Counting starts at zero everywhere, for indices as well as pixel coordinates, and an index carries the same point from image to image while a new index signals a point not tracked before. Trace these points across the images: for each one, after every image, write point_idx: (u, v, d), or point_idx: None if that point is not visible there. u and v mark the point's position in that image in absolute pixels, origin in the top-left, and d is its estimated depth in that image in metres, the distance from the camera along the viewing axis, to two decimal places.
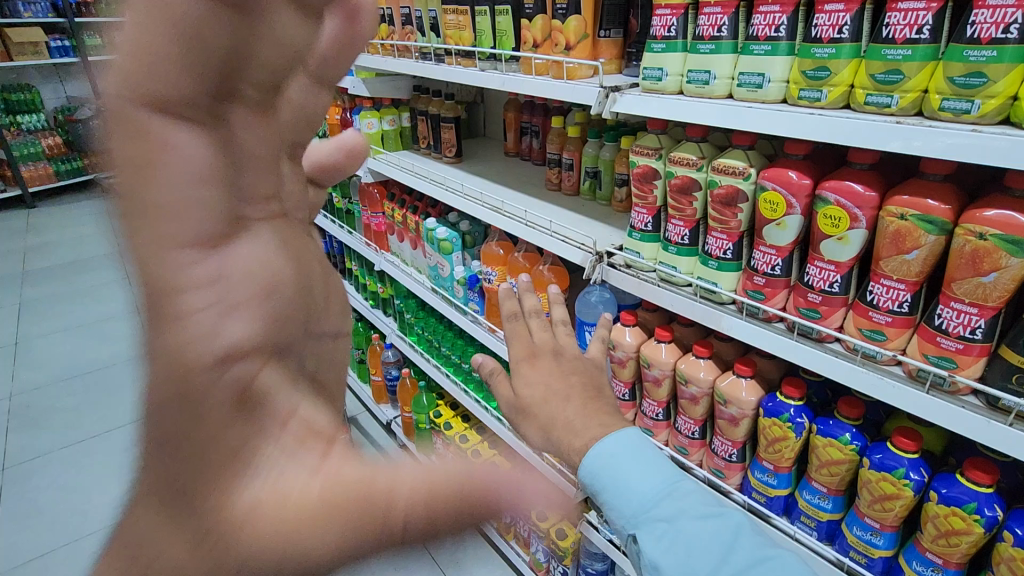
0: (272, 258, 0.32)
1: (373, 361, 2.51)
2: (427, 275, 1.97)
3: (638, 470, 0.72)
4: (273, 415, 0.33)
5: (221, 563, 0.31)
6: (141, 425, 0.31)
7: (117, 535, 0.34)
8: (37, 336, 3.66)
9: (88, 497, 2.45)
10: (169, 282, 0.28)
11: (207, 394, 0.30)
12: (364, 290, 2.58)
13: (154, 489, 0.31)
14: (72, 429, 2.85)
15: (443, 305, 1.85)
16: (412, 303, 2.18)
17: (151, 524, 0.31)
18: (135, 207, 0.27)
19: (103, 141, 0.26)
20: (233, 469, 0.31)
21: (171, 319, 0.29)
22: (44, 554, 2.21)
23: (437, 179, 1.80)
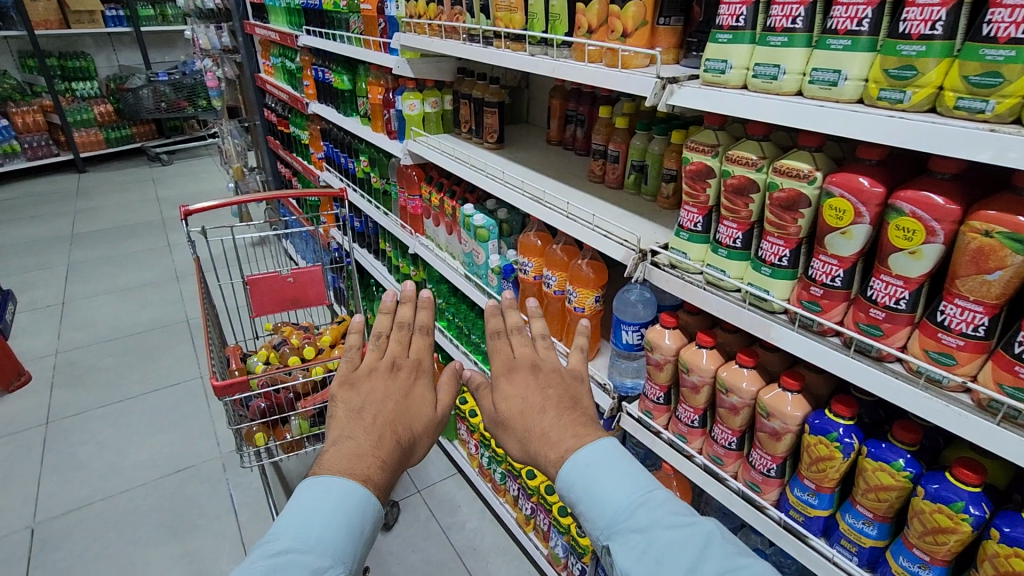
0: (409, 347, 1.24)
1: None
2: (461, 262, 1.96)
3: (612, 481, 0.85)
4: (419, 376, 1.21)
5: (415, 419, 1.14)
6: (389, 396, 1.14)
7: (374, 440, 1.06)
8: (83, 297, 3.80)
9: (124, 454, 2.55)
10: (408, 344, 1.24)
11: (422, 366, 1.22)
12: (396, 272, 2.58)
13: (393, 411, 1.11)
14: (112, 388, 2.96)
15: (477, 294, 1.84)
16: (444, 288, 2.18)
17: (391, 420, 1.10)
18: (404, 324, 1.27)
19: (404, 308, 1.30)
20: (419, 390, 1.19)
21: (409, 350, 1.23)
22: (83, 506, 2.30)
23: (475, 160, 1.77)
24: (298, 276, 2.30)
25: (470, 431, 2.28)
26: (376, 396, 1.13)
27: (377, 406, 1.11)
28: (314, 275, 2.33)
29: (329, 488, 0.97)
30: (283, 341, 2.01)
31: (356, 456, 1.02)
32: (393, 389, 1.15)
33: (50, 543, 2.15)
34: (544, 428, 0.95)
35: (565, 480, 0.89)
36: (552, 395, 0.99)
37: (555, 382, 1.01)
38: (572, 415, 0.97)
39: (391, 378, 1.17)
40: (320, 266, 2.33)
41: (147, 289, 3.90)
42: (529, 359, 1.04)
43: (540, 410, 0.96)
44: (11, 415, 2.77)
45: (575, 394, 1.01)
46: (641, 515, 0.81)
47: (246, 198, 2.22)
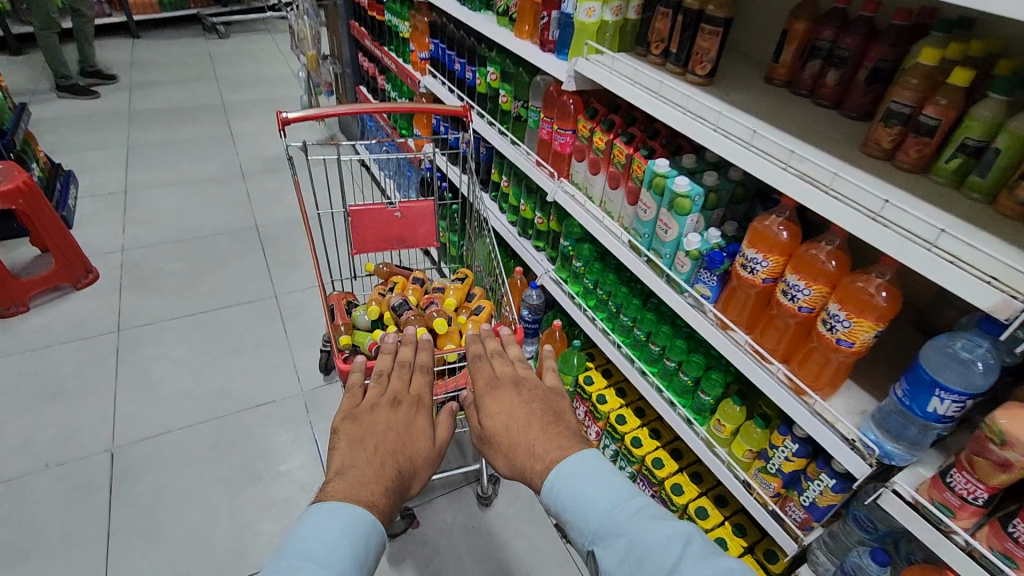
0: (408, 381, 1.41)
1: (514, 297, 2.20)
2: (626, 228, 1.56)
3: (593, 491, 0.99)
4: (420, 407, 1.37)
5: (417, 451, 1.28)
6: (391, 430, 1.28)
7: (376, 470, 1.18)
8: (145, 186, 3.52)
9: (201, 379, 2.36)
10: (408, 380, 1.41)
11: (423, 397, 1.39)
12: (513, 213, 2.19)
13: (395, 444, 1.25)
14: (183, 298, 2.74)
15: (655, 277, 1.45)
16: (585, 250, 1.78)
17: (394, 449, 1.23)
18: (401, 360, 1.45)
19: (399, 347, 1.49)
20: (421, 422, 1.34)
21: (409, 386, 1.40)
22: (159, 435, 2.12)
23: (691, 98, 1.24)
24: (407, 211, 1.92)
25: (592, 415, 1.90)
26: (376, 428, 1.26)
27: (383, 437, 1.24)
28: (426, 210, 1.94)
29: (334, 512, 1.06)
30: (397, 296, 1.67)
31: (361, 482, 1.14)
32: (399, 422, 1.30)
33: (131, 472, 2.00)
34: (531, 443, 1.24)
35: (553, 490, 1.02)
36: (535, 409, 1.31)
37: (539, 394, 1.39)
38: (555, 429, 1.24)
39: (391, 412, 1.31)
40: (433, 200, 1.94)
41: (212, 185, 3.59)
42: (513, 378, 1.37)
43: (526, 426, 1.27)
44: (80, 316, 2.58)
45: (557, 407, 1.35)
46: (620, 523, 0.95)
47: (353, 109, 1.78)
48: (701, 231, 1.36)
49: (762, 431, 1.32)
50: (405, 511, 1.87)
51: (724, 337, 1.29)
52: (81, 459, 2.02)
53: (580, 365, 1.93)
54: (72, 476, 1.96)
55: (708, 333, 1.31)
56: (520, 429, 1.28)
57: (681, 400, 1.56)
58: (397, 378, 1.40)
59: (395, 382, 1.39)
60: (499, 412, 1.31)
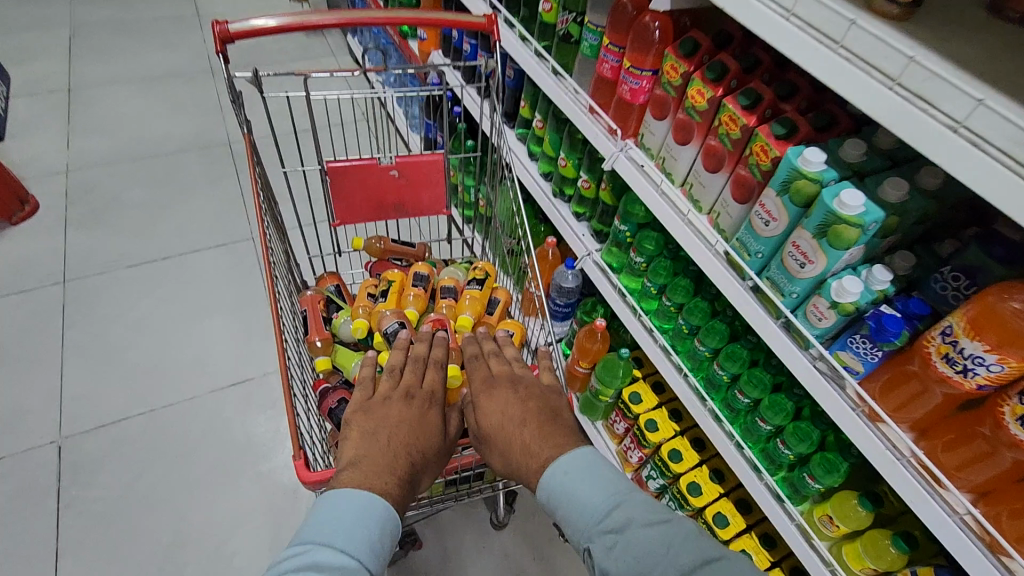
0: (429, 357, 1.09)
1: (542, 271, 1.75)
2: (728, 232, 1.07)
3: (590, 483, 0.85)
4: (439, 388, 1.06)
5: (436, 440, 1.00)
6: (409, 414, 0.99)
7: (391, 457, 0.92)
8: (94, 83, 2.89)
9: (165, 346, 1.98)
10: (427, 358, 1.09)
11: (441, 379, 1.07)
12: (547, 164, 1.65)
13: (411, 429, 0.97)
14: (142, 237, 2.28)
15: (766, 319, 0.99)
16: (652, 239, 1.29)
17: (411, 436, 0.96)
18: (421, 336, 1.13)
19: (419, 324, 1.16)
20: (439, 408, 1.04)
21: (430, 366, 1.08)
22: (117, 423, 1.79)
23: (911, 62, 0.68)
24: (406, 168, 1.40)
25: (637, 441, 1.52)
26: (392, 414, 0.98)
27: (400, 426, 0.96)
28: (434, 167, 1.42)
29: (344, 502, 0.83)
30: (393, 305, 1.22)
31: (371, 470, 0.88)
32: (420, 414, 1.00)
33: (82, 471, 1.69)
34: (527, 440, 0.96)
35: (546, 487, 0.88)
36: (531, 408, 1.01)
37: (534, 395, 1.05)
38: (550, 426, 0.98)
39: (406, 404, 1.00)
40: (444, 154, 1.41)
41: (177, 83, 2.96)
42: (507, 375, 1.08)
43: (519, 422, 0.99)
44: (18, 260, 2.15)
45: (554, 405, 1.03)
46: (619, 516, 0.82)
47: (334, 22, 1.17)
48: (854, 264, 0.87)
49: (898, 554, 0.95)
50: (405, 537, 1.55)
51: (874, 436, 0.86)
52: (23, 451, 1.71)
53: (626, 377, 1.52)
54: (13, 475, 1.66)
55: (845, 421, 0.89)
56: (510, 426, 0.99)
57: (770, 469, 1.16)
58: (415, 354, 1.09)
59: (413, 358, 1.09)
60: (484, 397, 1.04)
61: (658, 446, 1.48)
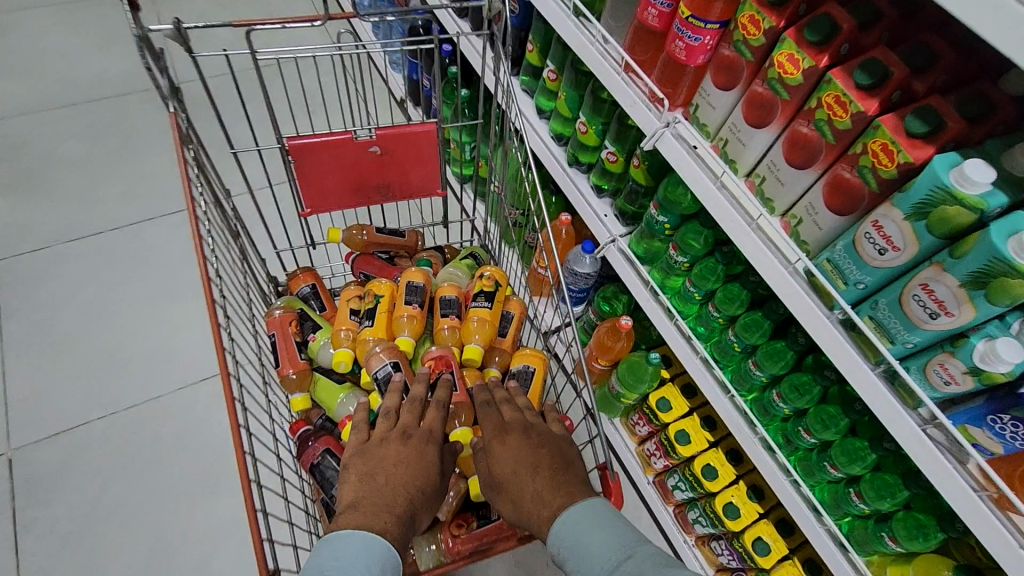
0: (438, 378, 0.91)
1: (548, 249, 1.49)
2: (812, 247, 0.84)
3: (597, 534, 0.68)
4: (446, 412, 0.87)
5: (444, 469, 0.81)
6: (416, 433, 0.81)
7: (395, 483, 0.73)
8: (11, 10, 2.43)
9: (121, 336, 1.74)
10: (435, 378, 0.90)
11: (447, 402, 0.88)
12: (561, 125, 1.35)
13: (417, 453, 0.78)
14: (84, 204, 1.96)
15: (861, 366, 0.78)
16: (700, 236, 1.05)
17: (418, 462, 0.77)
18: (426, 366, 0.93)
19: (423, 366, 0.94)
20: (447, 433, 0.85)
21: (438, 387, 0.89)
22: (74, 429, 1.58)
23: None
24: (388, 142, 1.11)
25: (665, 450, 1.36)
26: (388, 450, 0.77)
27: (398, 462, 0.75)
28: (424, 141, 1.13)
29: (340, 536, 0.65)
30: (380, 334, 0.98)
31: (368, 510, 0.69)
32: (421, 448, 0.78)
33: (39, 488, 1.50)
34: (537, 489, 0.77)
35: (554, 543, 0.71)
36: (543, 456, 0.81)
37: (549, 442, 0.84)
38: (564, 476, 0.79)
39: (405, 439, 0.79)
40: (437, 123, 1.12)
41: (111, 8, 2.50)
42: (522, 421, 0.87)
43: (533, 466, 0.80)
44: None
45: (568, 455, 0.83)
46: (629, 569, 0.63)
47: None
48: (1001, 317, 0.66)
49: None
50: None
51: (1008, 534, 0.68)
52: None
53: (653, 381, 1.32)
54: None
55: (966, 510, 0.70)
56: (523, 468, 0.80)
57: (835, 515, 0.99)
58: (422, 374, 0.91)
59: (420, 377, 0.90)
60: (495, 442, 0.83)
61: (690, 459, 1.31)
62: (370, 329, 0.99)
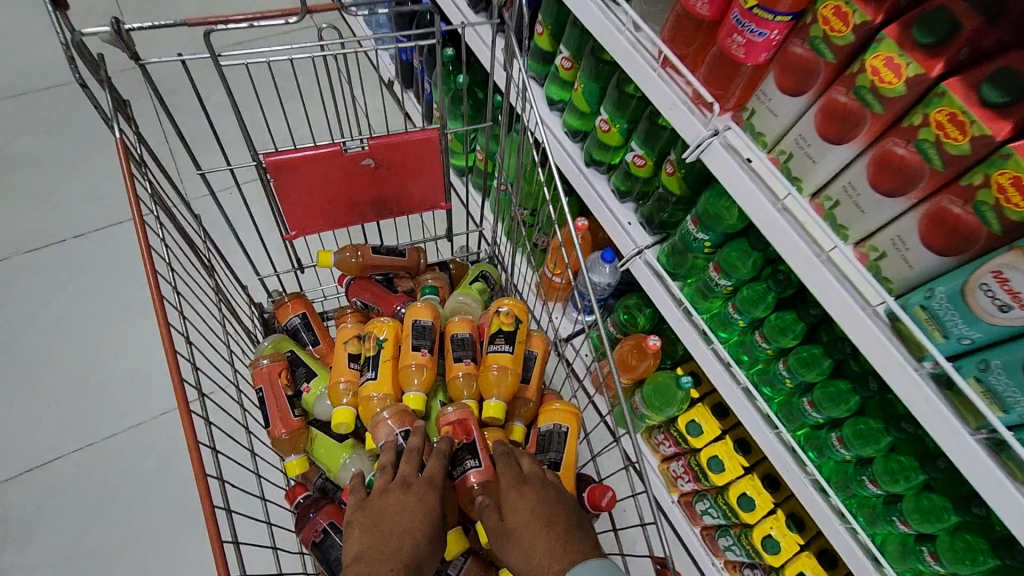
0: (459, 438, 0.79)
1: (557, 256, 1.34)
2: (897, 286, 0.71)
3: None
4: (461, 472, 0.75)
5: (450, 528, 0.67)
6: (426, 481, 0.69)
7: (396, 532, 0.62)
8: None
9: (92, 356, 1.57)
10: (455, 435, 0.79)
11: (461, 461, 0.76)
12: (578, 119, 1.19)
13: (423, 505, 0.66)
14: (43, 209, 1.77)
15: (958, 432, 0.66)
16: (747, 258, 0.92)
17: (420, 512, 0.65)
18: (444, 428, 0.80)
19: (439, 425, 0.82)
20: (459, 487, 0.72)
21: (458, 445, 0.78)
22: (47, 465, 1.44)
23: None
24: (383, 153, 0.95)
25: (694, 474, 1.26)
26: (388, 497, 0.66)
27: (401, 511, 0.64)
28: (426, 149, 0.97)
29: None
30: (382, 389, 0.86)
31: (371, 560, 0.57)
32: (425, 494, 0.67)
33: (12, 533, 1.36)
34: (550, 545, 0.62)
35: None
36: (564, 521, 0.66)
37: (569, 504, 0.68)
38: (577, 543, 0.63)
39: (406, 487, 0.68)
40: (440, 128, 0.96)
41: None
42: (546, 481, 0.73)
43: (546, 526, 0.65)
44: None
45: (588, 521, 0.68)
46: None
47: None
48: None
49: None
50: None
51: None
52: None
53: (683, 401, 1.21)
54: None
55: None
56: (536, 528, 0.64)
57: None
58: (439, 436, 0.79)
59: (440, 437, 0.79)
60: (508, 488, 0.69)
61: (725, 486, 1.22)
62: (373, 381, 0.86)
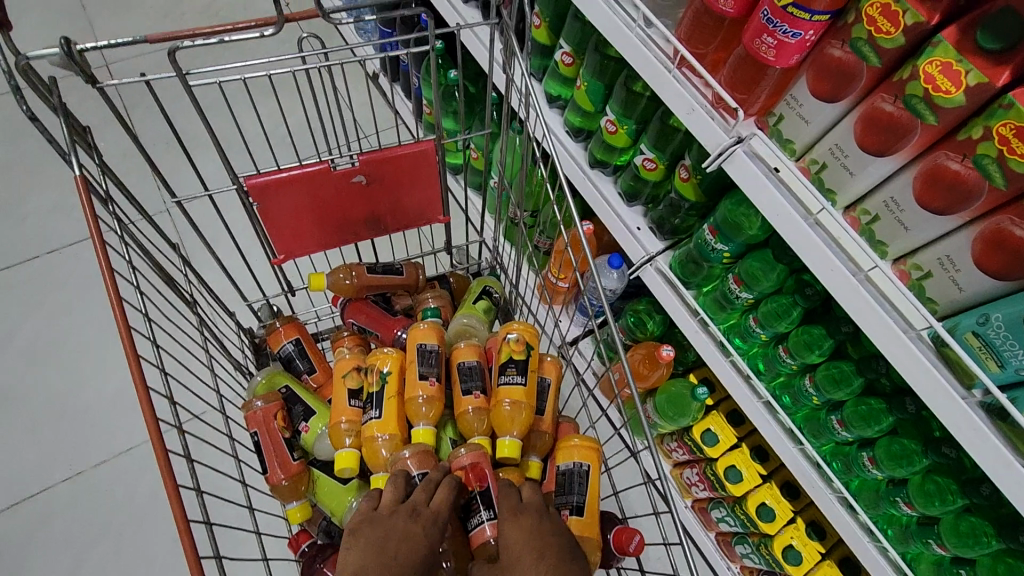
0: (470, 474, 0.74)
1: (558, 262, 1.26)
2: (944, 308, 0.65)
3: None
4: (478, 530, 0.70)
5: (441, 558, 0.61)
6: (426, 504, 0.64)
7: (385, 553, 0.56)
8: None
9: (71, 380, 1.48)
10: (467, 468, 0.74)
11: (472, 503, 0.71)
12: (580, 118, 1.11)
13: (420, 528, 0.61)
14: (8, 223, 1.64)
15: (1013, 466, 0.61)
16: (770, 271, 0.87)
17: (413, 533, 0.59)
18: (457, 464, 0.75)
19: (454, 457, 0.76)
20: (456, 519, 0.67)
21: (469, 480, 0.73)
22: (30, 499, 1.35)
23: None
24: (375, 168, 0.87)
25: (710, 483, 1.22)
26: (396, 519, 0.61)
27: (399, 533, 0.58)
28: (421, 161, 0.89)
29: None
30: (387, 431, 0.80)
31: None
32: (433, 523, 0.62)
33: None
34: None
35: None
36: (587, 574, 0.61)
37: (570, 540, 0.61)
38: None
39: (414, 514, 0.62)
40: (435, 139, 0.88)
41: None
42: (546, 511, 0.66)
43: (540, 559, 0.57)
44: None
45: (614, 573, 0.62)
46: None
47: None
48: None
49: None
50: None
51: None
52: None
53: (697, 410, 1.17)
54: None
55: None
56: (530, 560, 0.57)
57: None
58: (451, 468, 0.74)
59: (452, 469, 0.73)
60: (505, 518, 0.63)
61: (741, 496, 1.17)
62: (378, 420, 0.80)
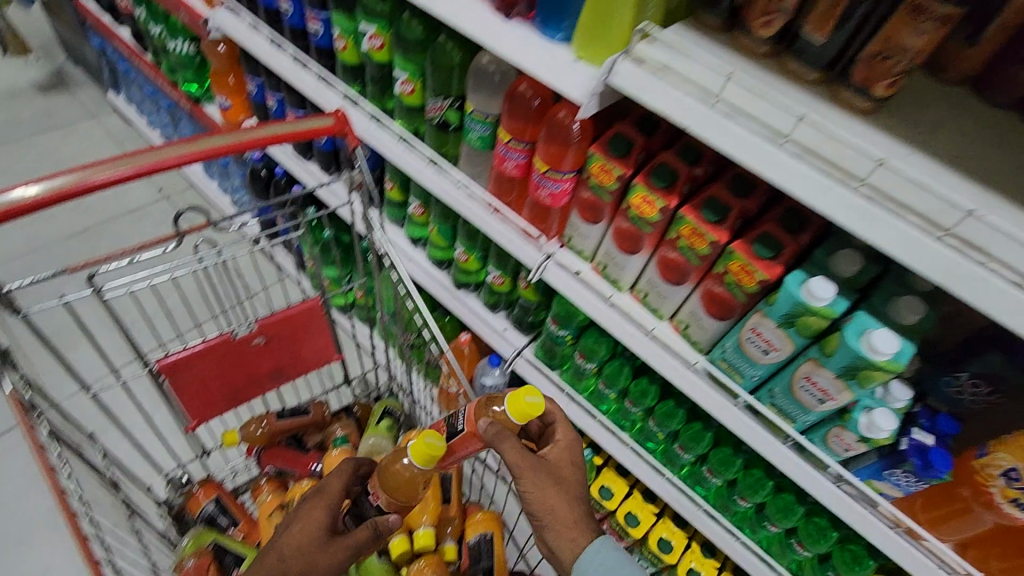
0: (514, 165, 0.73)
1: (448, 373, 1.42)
2: (705, 345, 0.92)
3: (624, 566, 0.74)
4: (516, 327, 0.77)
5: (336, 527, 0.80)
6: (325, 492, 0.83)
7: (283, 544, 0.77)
8: None
9: None
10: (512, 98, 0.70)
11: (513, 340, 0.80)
12: (437, 249, 1.35)
13: (318, 511, 0.80)
14: None
15: (775, 446, 0.86)
16: (601, 344, 1.13)
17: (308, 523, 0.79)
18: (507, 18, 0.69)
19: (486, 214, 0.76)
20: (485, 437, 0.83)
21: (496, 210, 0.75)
22: None
23: (972, 216, 0.57)
24: (271, 330, 1.04)
25: (617, 534, 1.39)
26: (295, 524, 0.80)
27: (296, 534, 0.78)
28: (310, 315, 1.07)
29: None
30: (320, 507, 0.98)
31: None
32: (319, 511, 0.80)
33: None
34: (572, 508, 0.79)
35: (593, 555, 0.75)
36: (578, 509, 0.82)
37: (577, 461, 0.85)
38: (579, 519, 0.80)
39: (305, 509, 0.81)
40: (320, 296, 1.07)
41: None
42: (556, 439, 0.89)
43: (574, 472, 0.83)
44: None
45: None
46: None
47: (130, 172, 0.78)
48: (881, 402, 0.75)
49: None
50: None
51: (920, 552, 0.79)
52: None
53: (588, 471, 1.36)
54: None
55: (886, 547, 0.81)
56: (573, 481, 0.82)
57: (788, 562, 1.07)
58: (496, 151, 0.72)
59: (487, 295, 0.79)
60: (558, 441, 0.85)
61: (643, 537, 1.35)
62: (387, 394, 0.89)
